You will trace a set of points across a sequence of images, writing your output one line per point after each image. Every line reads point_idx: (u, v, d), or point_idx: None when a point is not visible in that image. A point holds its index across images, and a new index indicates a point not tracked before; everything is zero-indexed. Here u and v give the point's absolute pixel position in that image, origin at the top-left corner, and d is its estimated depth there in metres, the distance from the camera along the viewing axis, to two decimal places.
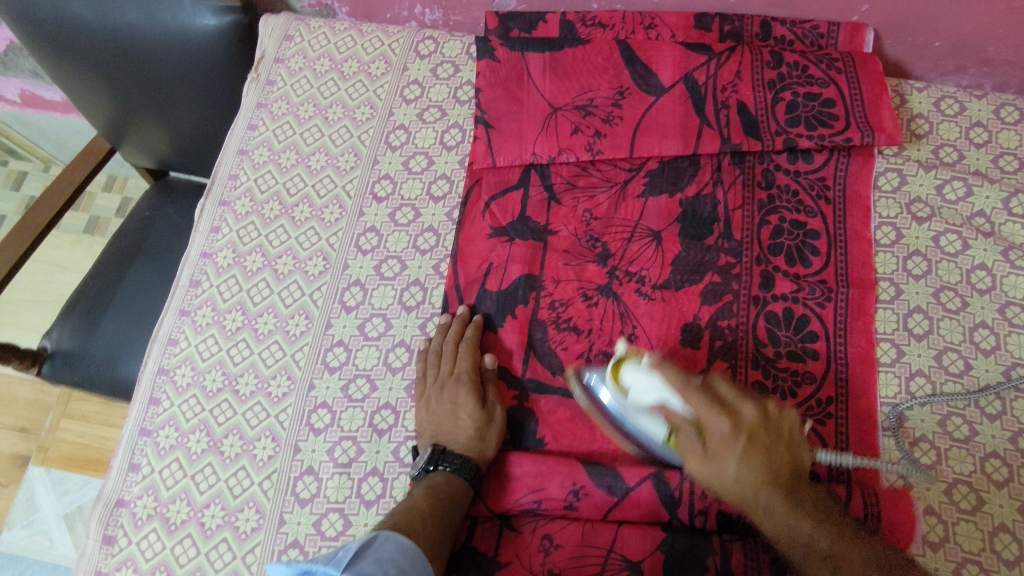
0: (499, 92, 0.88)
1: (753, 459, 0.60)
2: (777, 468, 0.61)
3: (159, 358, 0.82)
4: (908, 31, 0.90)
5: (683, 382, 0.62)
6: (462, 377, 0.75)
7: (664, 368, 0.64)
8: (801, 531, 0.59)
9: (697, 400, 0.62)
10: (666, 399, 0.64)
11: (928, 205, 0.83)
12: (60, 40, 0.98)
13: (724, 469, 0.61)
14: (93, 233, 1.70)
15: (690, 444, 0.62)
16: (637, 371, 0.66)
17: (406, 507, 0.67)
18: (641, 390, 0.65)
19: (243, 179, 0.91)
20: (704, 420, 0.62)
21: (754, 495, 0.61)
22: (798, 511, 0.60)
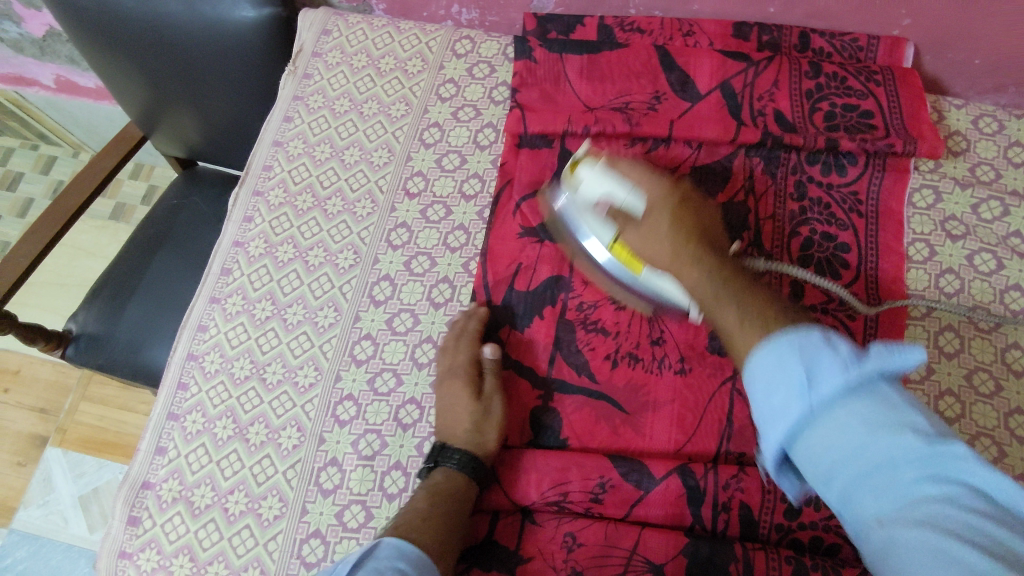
0: (535, 91, 0.88)
1: (673, 223, 0.67)
2: (705, 240, 0.66)
3: (189, 343, 0.83)
4: (948, 48, 0.89)
5: (638, 179, 0.71)
6: (460, 372, 0.75)
7: (616, 167, 0.73)
8: (721, 303, 0.60)
9: (636, 175, 0.72)
10: (614, 189, 0.71)
11: (963, 223, 0.83)
12: (101, 27, 1.00)
13: (654, 237, 0.68)
14: (119, 220, 1.72)
15: (626, 215, 0.70)
16: (591, 169, 0.74)
17: (407, 509, 0.67)
18: (592, 184, 0.73)
19: (277, 170, 0.92)
20: (638, 186, 0.71)
21: (674, 246, 0.65)
22: (711, 270, 0.63)
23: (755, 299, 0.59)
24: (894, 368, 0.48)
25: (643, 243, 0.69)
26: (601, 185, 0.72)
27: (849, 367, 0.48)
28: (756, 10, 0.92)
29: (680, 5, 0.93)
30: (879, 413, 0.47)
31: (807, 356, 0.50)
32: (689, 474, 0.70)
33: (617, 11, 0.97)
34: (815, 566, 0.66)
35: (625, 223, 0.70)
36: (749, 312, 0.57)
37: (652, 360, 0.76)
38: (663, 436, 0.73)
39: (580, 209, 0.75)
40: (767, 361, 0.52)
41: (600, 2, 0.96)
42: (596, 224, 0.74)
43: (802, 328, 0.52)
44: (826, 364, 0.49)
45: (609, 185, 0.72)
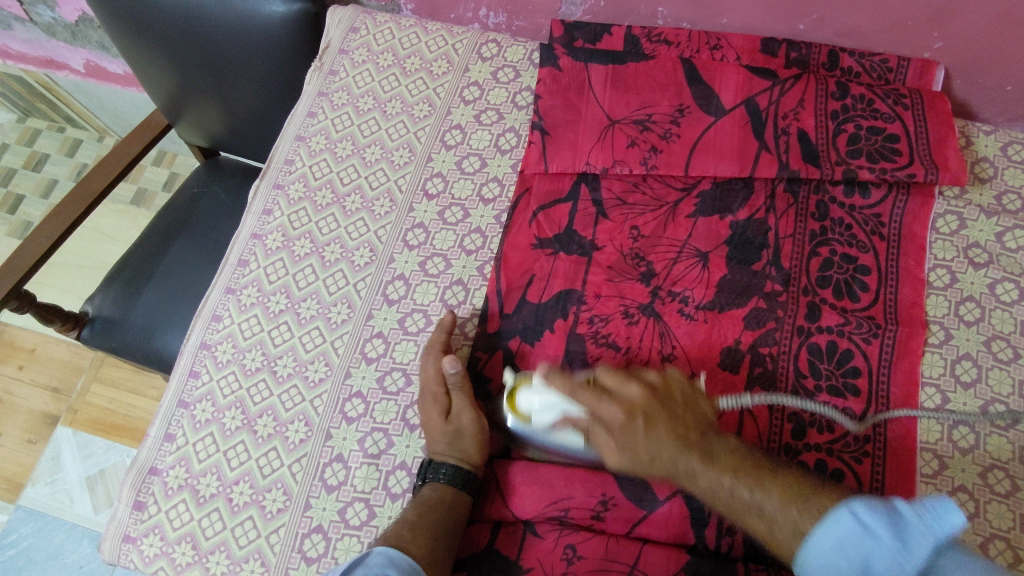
0: (558, 100, 0.89)
1: (654, 433, 0.63)
2: (700, 438, 0.64)
3: (202, 332, 0.84)
4: (979, 73, 0.88)
5: (569, 390, 0.66)
6: (425, 393, 0.75)
7: (555, 377, 0.67)
8: (803, 517, 0.58)
9: (586, 399, 0.66)
10: (567, 409, 0.68)
11: (986, 251, 0.81)
12: (133, 14, 1.01)
13: (636, 444, 0.64)
14: (140, 205, 1.74)
15: (601, 424, 0.65)
16: (532, 394, 0.70)
17: (397, 520, 0.68)
18: (539, 412, 0.69)
19: (299, 165, 0.93)
20: (598, 412, 0.65)
21: (676, 454, 0.63)
22: (710, 460, 0.62)
23: (771, 476, 0.61)
24: (938, 531, 0.53)
25: (631, 459, 0.64)
26: (552, 406, 0.68)
27: (897, 552, 0.54)
28: (785, 27, 0.91)
29: (709, 17, 0.93)
30: (945, 564, 0.53)
31: (854, 548, 0.55)
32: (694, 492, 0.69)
33: (645, 21, 0.97)
34: None
35: (602, 437, 0.66)
36: (797, 509, 0.58)
37: None
38: None
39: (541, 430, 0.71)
40: (824, 544, 0.56)
41: (629, 12, 0.95)
42: (548, 429, 0.70)
43: (832, 514, 0.57)
44: (877, 551, 0.55)
45: (559, 407, 0.68)
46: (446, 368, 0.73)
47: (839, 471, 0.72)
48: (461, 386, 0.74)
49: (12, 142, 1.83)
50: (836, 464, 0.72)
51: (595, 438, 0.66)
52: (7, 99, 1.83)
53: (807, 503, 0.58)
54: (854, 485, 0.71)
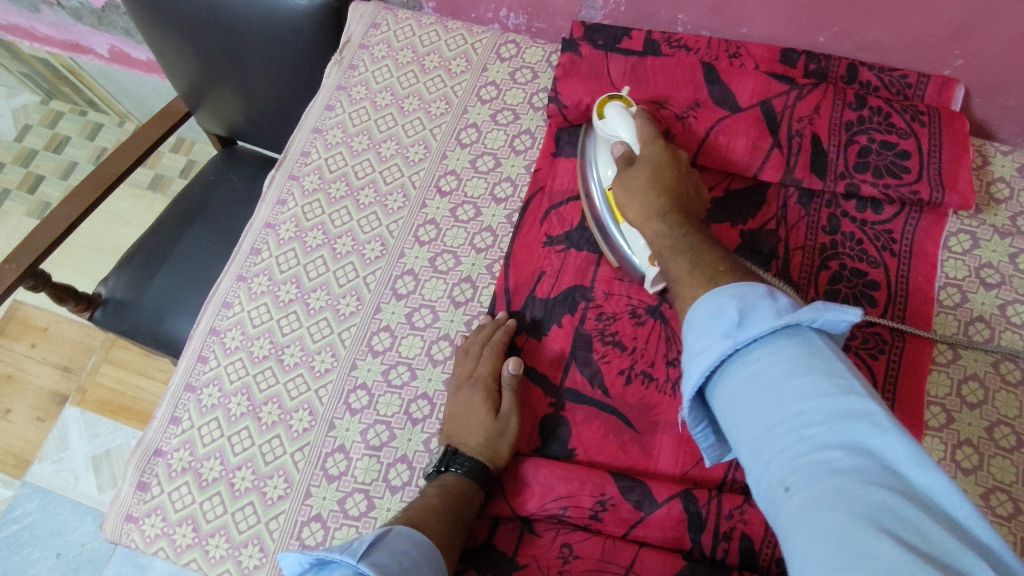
0: (577, 83, 0.87)
1: (661, 171, 0.68)
2: (693, 218, 0.65)
3: (212, 318, 0.85)
4: (1000, 92, 0.87)
5: (643, 122, 0.74)
6: (479, 383, 0.75)
7: (643, 114, 0.75)
8: (694, 283, 0.55)
9: (648, 128, 0.72)
10: (625, 131, 0.74)
11: (998, 271, 0.81)
12: (159, 2, 1.02)
13: (635, 180, 0.69)
14: (157, 191, 1.76)
15: (625, 158, 0.72)
16: (619, 107, 0.76)
17: (418, 503, 0.68)
18: (614, 122, 0.76)
19: (314, 157, 0.94)
20: (640, 151, 0.71)
21: (659, 198, 0.66)
22: (686, 228, 0.62)
23: (709, 258, 0.57)
24: (830, 321, 0.46)
25: (626, 184, 0.69)
26: (622, 125, 0.75)
27: (779, 315, 0.46)
28: (806, 39, 0.91)
29: (729, 26, 0.93)
30: (798, 359, 0.44)
31: (789, 374, 0.44)
32: (692, 499, 0.69)
33: (665, 28, 0.97)
34: None
35: (623, 163, 0.72)
36: (715, 277, 0.54)
37: (665, 383, 0.76)
38: (669, 459, 0.72)
39: (602, 146, 0.78)
40: (758, 369, 0.45)
41: (649, 17, 0.96)
42: (607, 161, 0.77)
43: (754, 285, 0.50)
44: (758, 313, 0.47)
45: (625, 127, 0.74)
46: (510, 368, 0.75)
47: None
48: (513, 388, 0.75)
49: (35, 124, 1.86)
50: None
51: (619, 162, 0.73)
52: (32, 81, 1.85)
53: (724, 273, 0.55)
54: None
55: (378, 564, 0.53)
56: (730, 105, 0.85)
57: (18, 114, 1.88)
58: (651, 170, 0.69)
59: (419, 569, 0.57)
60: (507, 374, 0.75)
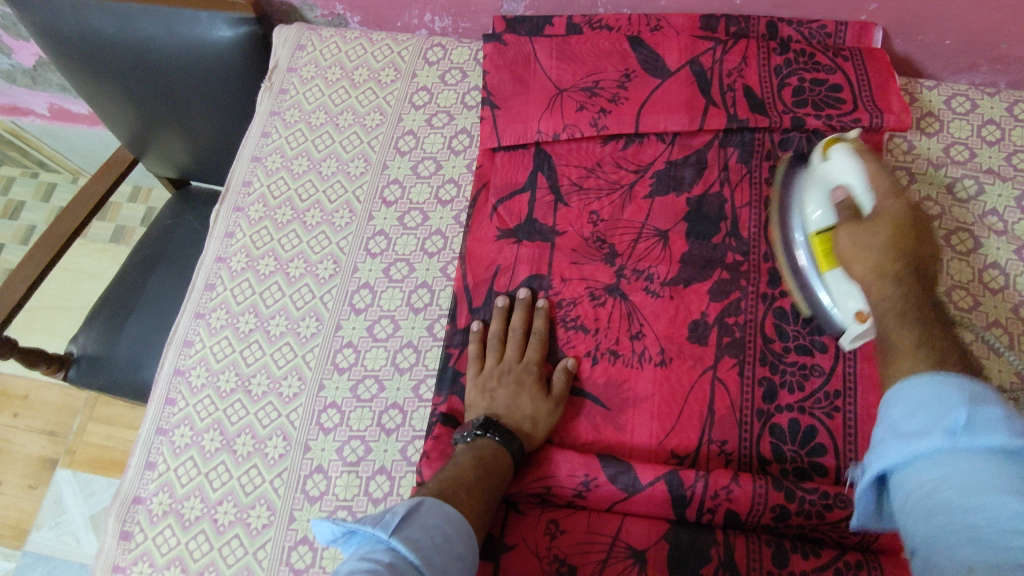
0: (505, 74, 0.90)
1: (888, 287, 0.60)
2: (918, 266, 0.61)
3: (175, 359, 0.85)
4: (917, 29, 0.89)
5: (872, 192, 0.67)
6: (531, 366, 0.75)
7: (872, 162, 0.69)
8: (907, 325, 0.55)
9: (884, 185, 0.67)
10: (852, 179, 0.68)
11: (938, 204, 0.82)
12: (85, 53, 1.02)
13: (862, 238, 0.64)
14: (119, 242, 1.75)
15: (848, 212, 0.68)
16: (842, 152, 0.71)
17: (452, 475, 0.66)
18: (841, 167, 0.70)
19: (257, 186, 0.94)
20: (876, 204, 0.66)
21: (884, 256, 0.61)
22: (903, 297, 0.58)
23: (909, 313, 0.56)
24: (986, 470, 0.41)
25: (853, 245, 0.64)
26: (849, 170, 0.69)
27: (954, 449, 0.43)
28: (723, 3, 0.92)
29: (647, 1, 0.93)
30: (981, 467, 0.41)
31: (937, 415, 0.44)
32: (676, 489, 0.68)
33: (587, 11, 0.97)
34: (795, 548, 0.66)
35: (849, 219, 0.67)
36: (912, 321, 0.55)
37: (632, 356, 0.76)
38: (645, 430, 0.73)
39: (817, 186, 0.73)
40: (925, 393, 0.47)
41: (569, 3, 0.96)
42: (820, 203, 0.72)
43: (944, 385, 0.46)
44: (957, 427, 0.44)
45: (851, 175, 0.69)
46: (570, 363, 0.76)
47: (812, 428, 0.71)
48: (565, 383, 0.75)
49: None
50: (808, 422, 0.72)
51: (845, 212, 0.68)
52: None
53: (925, 352, 0.52)
54: (827, 441, 0.71)
55: (411, 540, 0.55)
56: (658, 77, 0.86)
57: None
58: (886, 221, 0.64)
59: (451, 544, 0.57)
60: (566, 367, 0.76)
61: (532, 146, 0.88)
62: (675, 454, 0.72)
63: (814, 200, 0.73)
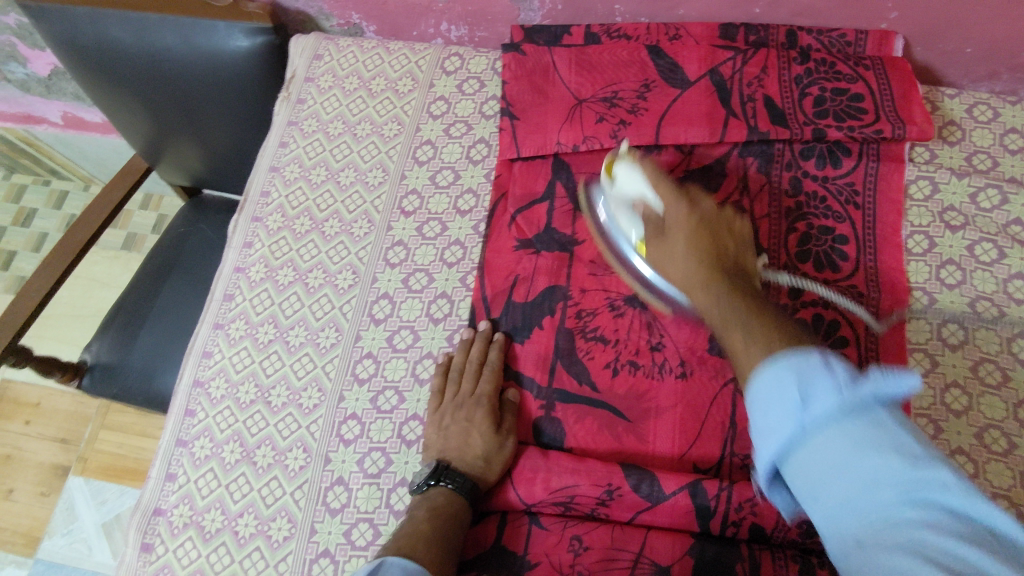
0: (524, 83, 0.89)
1: (697, 247, 0.65)
2: (717, 246, 0.66)
3: (194, 370, 0.85)
4: (938, 38, 0.88)
5: (652, 175, 0.72)
6: (482, 399, 0.75)
7: (649, 166, 0.73)
8: (731, 326, 0.56)
9: (666, 189, 0.70)
10: (644, 191, 0.72)
11: (961, 214, 0.81)
12: (102, 63, 1.03)
13: (675, 235, 0.67)
14: (130, 249, 1.75)
15: (654, 225, 0.70)
16: (627, 166, 0.74)
17: (410, 529, 0.67)
18: (630, 182, 0.73)
19: (275, 196, 0.94)
20: (664, 210, 0.70)
21: (692, 268, 0.64)
22: (734, 294, 0.59)
23: (755, 309, 0.57)
24: (891, 393, 0.44)
25: (666, 260, 0.68)
26: (636, 183, 0.72)
27: (843, 389, 0.44)
28: (742, 12, 0.91)
29: (666, 10, 0.93)
30: (869, 431, 0.43)
31: (806, 384, 0.45)
32: (699, 496, 0.68)
33: (604, 20, 0.97)
34: (823, 563, 0.66)
35: (652, 236, 0.70)
36: (732, 296, 0.59)
37: (653, 366, 0.75)
38: (667, 440, 0.72)
39: (619, 208, 0.76)
40: (770, 382, 0.47)
41: (587, 12, 0.96)
42: (628, 220, 0.74)
43: (801, 352, 0.48)
44: (820, 383, 0.45)
45: (641, 187, 0.72)
46: (515, 396, 0.77)
47: None
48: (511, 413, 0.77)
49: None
50: None
51: (648, 236, 0.70)
52: None
53: (777, 341, 0.51)
54: None
55: None
56: (678, 86, 0.86)
57: None
58: (697, 215, 0.68)
59: None
60: (509, 400, 0.77)
61: (551, 157, 0.88)
62: (697, 467, 0.71)
63: (623, 218, 0.75)
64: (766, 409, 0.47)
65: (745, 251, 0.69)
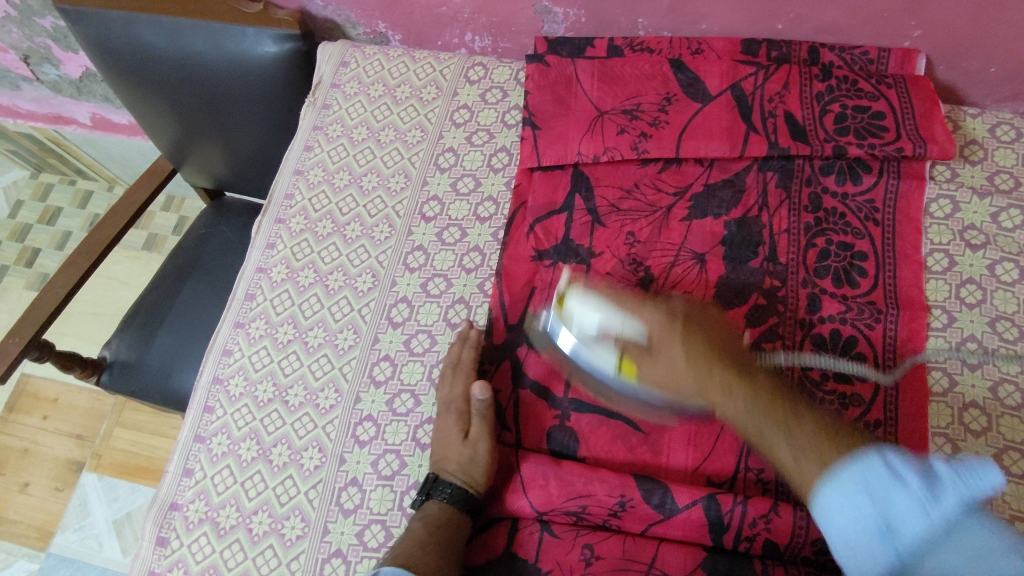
0: (547, 94, 0.91)
1: (694, 343, 0.69)
2: (709, 344, 0.69)
3: (214, 368, 0.86)
4: (961, 57, 0.88)
5: (632, 301, 0.72)
6: (450, 407, 0.76)
7: (603, 291, 0.73)
8: (768, 437, 0.61)
9: (636, 309, 0.71)
10: (610, 319, 0.71)
11: (982, 233, 0.81)
12: (134, 66, 1.05)
13: (667, 349, 0.69)
14: (151, 250, 1.77)
15: (642, 351, 0.70)
16: (581, 297, 0.73)
17: (405, 540, 0.69)
18: (586, 314, 0.72)
19: (298, 199, 0.95)
20: (641, 319, 0.71)
21: (699, 374, 0.67)
22: (756, 400, 0.63)
23: (795, 416, 0.61)
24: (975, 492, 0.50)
25: (662, 375, 0.69)
26: (603, 313, 0.71)
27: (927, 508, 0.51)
28: (765, 28, 0.92)
29: (688, 24, 0.94)
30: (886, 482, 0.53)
31: (877, 494, 0.53)
32: (712, 511, 0.68)
33: (627, 33, 0.98)
34: None
35: (640, 356, 0.70)
36: (757, 406, 0.63)
37: None
38: (681, 454, 0.72)
39: (585, 339, 0.72)
40: (834, 501, 0.55)
41: (610, 25, 0.97)
42: (599, 348, 0.72)
43: (863, 455, 0.55)
44: (898, 496, 0.52)
45: (608, 316, 0.71)
46: (475, 393, 0.74)
47: None
48: (484, 412, 0.75)
49: (27, 198, 1.90)
50: None
51: (635, 359, 0.70)
52: (20, 156, 1.89)
53: (811, 433, 0.59)
54: None
55: None
56: (699, 100, 0.86)
57: (8, 190, 1.92)
58: (685, 340, 0.69)
59: None
60: (475, 400, 0.75)
61: (570, 168, 0.89)
62: (711, 480, 0.71)
63: (593, 350, 0.72)
64: (839, 508, 0.55)
65: (721, 325, 0.73)
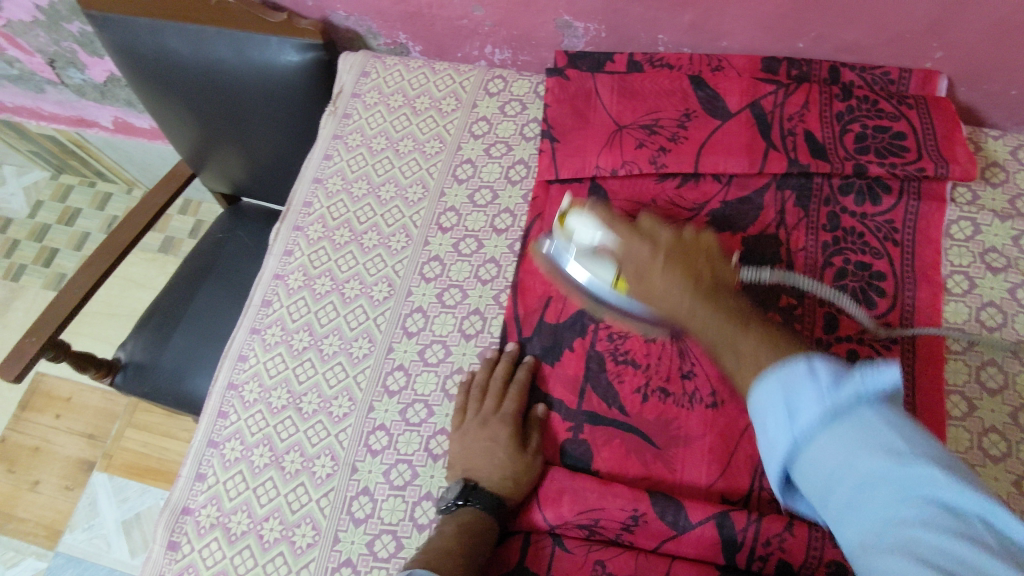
0: (566, 107, 0.91)
1: (671, 263, 0.69)
2: (691, 269, 0.68)
3: (229, 373, 0.86)
4: (983, 79, 0.88)
5: (614, 223, 0.74)
6: (507, 417, 0.75)
7: (599, 211, 0.76)
8: (726, 353, 0.61)
9: (619, 228, 0.73)
10: (603, 236, 0.73)
11: (1003, 256, 0.80)
12: (158, 73, 1.07)
13: (654, 278, 0.69)
14: (167, 253, 1.79)
15: (629, 273, 0.71)
16: (579, 217, 0.76)
17: (436, 545, 0.68)
18: (583, 232, 0.75)
19: (317, 207, 0.96)
20: (628, 245, 0.72)
21: (658, 261, 0.69)
22: (707, 301, 0.65)
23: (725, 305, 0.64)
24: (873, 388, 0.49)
25: (640, 288, 0.70)
26: (591, 235, 0.74)
27: (826, 394, 0.50)
28: (785, 46, 0.92)
29: (708, 41, 0.94)
30: (855, 433, 0.49)
31: (793, 392, 0.52)
32: (727, 527, 0.67)
33: (647, 49, 0.98)
34: None
35: (630, 274, 0.71)
36: (703, 299, 0.65)
37: (683, 395, 0.75)
38: (695, 470, 0.72)
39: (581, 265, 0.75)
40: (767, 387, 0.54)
41: (630, 40, 0.97)
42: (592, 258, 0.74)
43: (791, 361, 0.54)
44: (807, 391, 0.51)
45: (596, 237, 0.74)
46: None
47: None
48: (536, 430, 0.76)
49: (46, 199, 1.92)
50: None
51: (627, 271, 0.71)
52: (40, 157, 1.91)
53: (767, 359, 0.57)
54: None
55: None
56: (719, 117, 0.86)
57: (29, 191, 1.95)
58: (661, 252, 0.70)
59: None
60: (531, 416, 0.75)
61: (588, 180, 0.89)
62: (725, 498, 0.70)
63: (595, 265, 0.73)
64: (767, 413, 0.53)
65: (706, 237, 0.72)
